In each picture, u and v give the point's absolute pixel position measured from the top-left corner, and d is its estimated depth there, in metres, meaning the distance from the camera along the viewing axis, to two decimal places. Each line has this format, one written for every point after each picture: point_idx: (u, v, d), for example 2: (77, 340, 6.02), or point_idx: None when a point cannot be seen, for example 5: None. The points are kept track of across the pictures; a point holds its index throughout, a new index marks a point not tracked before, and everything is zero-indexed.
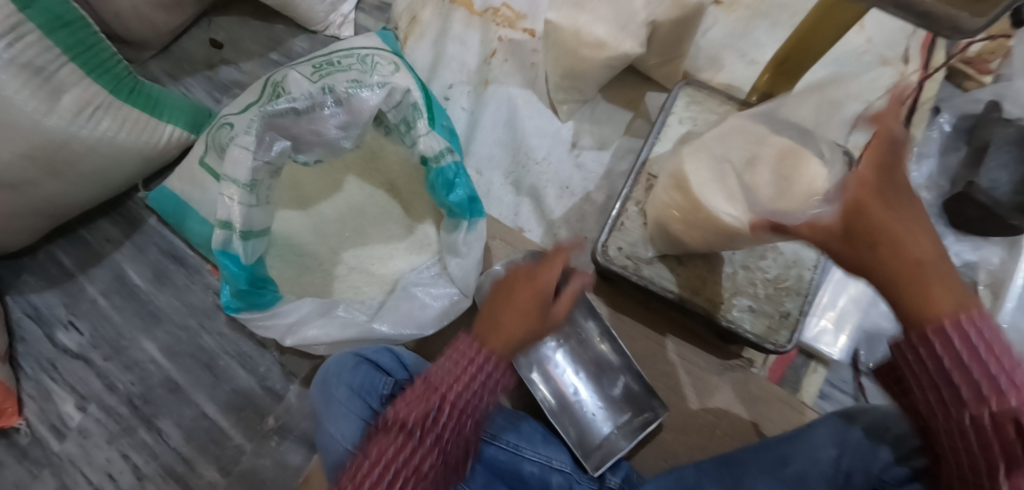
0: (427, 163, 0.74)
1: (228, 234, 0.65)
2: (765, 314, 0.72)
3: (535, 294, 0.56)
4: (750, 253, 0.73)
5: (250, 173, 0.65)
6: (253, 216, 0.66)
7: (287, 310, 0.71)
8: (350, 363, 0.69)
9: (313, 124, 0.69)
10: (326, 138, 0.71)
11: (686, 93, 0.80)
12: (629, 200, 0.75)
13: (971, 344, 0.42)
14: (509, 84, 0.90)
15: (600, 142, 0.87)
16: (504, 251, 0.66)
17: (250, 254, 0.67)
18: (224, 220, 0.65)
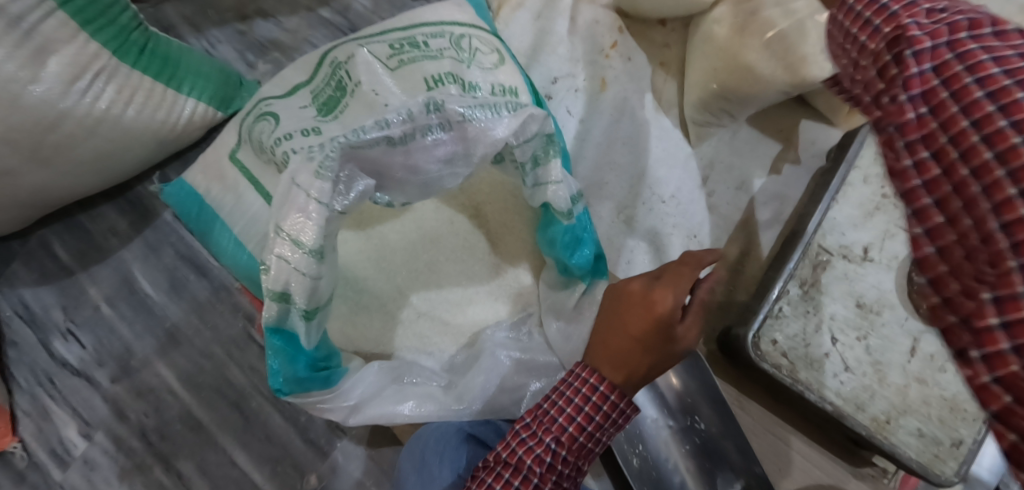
0: (549, 211, 0.57)
1: (286, 308, 0.48)
2: (934, 440, 0.59)
3: (646, 316, 0.51)
4: (928, 363, 0.59)
5: (321, 232, 0.47)
6: (321, 286, 0.49)
7: (356, 383, 0.56)
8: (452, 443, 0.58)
9: (408, 159, 0.51)
10: (420, 176, 0.52)
11: (873, 140, 0.62)
12: (793, 278, 0.59)
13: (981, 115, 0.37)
14: (630, 88, 0.72)
15: (740, 180, 0.70)
16: (623, 315, 0.52)
17: (312, 332, 0.50)
18: (280, 292, 0.47)
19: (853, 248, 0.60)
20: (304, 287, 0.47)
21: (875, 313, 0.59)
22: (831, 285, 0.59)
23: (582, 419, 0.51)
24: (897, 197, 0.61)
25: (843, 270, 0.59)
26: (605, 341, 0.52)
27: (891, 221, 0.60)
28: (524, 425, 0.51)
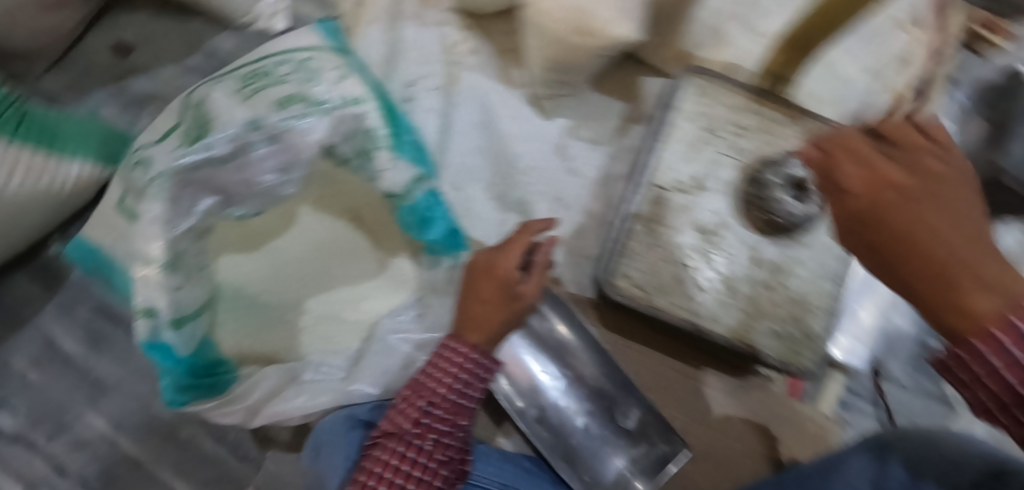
0: (393, 199, 0.63)
1: (154, 324, 0.54)
2: (790, 337, 0.65)
3: (494, 284, 0.57)
4: (772, 270, 0.65)
5: (167, 248, 0.54)
6: (183, 298, 0.56)
7: (249, 387, 0.61)
8: (343, 432, 0.60)
9: (245, 174, 0.58)
10: (259, 186, 0.60)
11: (693, 86, 0.68)
12: (632, 217, 0.65)
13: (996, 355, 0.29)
14: (481, 76, 0.78)
15: (593, 138, 0.76)
16: (476, 288, 0.58)
17: (186, 342, 0.57)
18: (146, 308, 0.53)
19: (686, 180, 0.66)
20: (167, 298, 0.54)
21: (715, 235, 0.65)
22: (673, 218, 0.65)
23: (455, 382, 0.56)
24: (720, 128, 0.67)
25: (681, 203, 0.66)
26: (460, 312, 0.58)
27: (717, 151, 0.67)
28: (403, 399, 0.56)
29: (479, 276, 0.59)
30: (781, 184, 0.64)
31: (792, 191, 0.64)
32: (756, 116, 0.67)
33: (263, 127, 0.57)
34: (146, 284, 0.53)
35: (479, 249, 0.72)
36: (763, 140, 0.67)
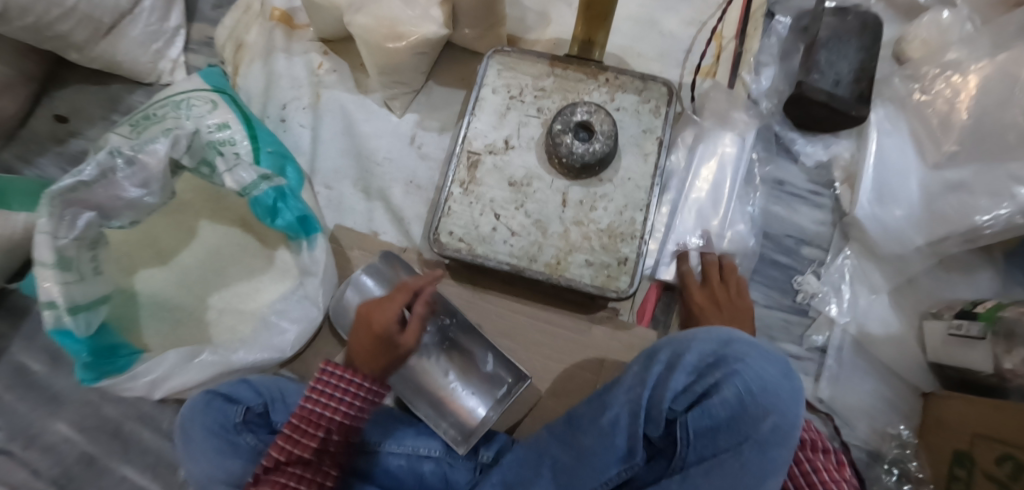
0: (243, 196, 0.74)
1: (56, 313, 0.66)
2: (604, 264, 0.72)
3: (375, 336, 0.67)
4: (581, 207, 0.73)
5: (55, 253, 0.65)
6: (77, 290, 0.67)
7: (145, 368, 0.72)
8: (201, 406, 0.68)
9: (111, 186, 0.68)
10: (128, 199, 0.70)
11: (497, 62, 0.80)
12: (453, 183, 0.75)
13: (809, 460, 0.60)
14: (339, 92, 0.91)
15: (440, 125, 0.88)
16: (358, 335, 0.69)
17: (84, 327, 0.68)
18: (48, 300, 0.65)
19: (497, 143, 0.76)
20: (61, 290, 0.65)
21: (526, 185, 0.75)
22: (486, 178, 0.75)
23: (344, 405, 0.64)
24: (523, 94, 0.78)
25: (493, 162, 0.76)
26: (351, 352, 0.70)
27: (520, 114, 0.77)
28: (294, 428, 0.62)
29: (363, 327, 0.69)
30: (565, 130, 0.72)
31: (576, 135, 0.72)
32: (552, 77, 0.78)
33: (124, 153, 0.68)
34: (42, 285, 0.65)
35: (346, 232, 0.84)
36: (561, 96, 0.77)
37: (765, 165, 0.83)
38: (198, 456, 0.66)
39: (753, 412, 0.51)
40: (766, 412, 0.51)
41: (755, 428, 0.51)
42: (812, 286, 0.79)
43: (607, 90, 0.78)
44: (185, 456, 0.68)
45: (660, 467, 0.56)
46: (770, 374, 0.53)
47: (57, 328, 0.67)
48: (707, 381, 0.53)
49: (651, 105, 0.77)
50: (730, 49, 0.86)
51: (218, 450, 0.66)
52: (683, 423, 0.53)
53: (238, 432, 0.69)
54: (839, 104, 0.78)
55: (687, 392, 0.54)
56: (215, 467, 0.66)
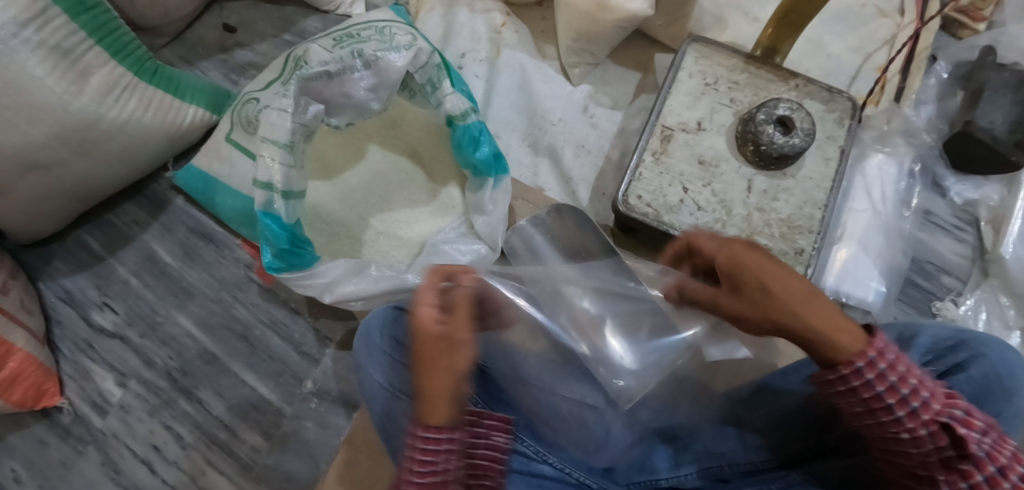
0: (452, 122, 0.77)
1: (269, 194, 0.70)
2: (782, 253, 0.75)
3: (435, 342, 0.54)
4: (764, 196, 0.77)
5: (289, 134, 0.70)
6: (293, 177, 0.71)
7: (322, 270, 0.73)
8: (389, 315, 0.71)
9: (344, 86, 0.73)
10: (355, 101, 0.75)
11: (694, 49, 0.83)
12: (645, 150, 0.78)
13: (913, 406, 0.46)
14: (520, 51, 0.93)
15: (613, 102, 0.90)
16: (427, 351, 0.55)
17: (290, 213, 0.71)
18: (264, 181, 0.69)
19: (689, 122, 0.79)
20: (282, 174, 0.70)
21: (714, 166, 0.78)
22: (677, 151, 0.78)
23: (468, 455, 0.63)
24: (717, 83, 0.81)
25: (684, 139, 0.79)
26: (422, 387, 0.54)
27: (714, 101, 0.80)
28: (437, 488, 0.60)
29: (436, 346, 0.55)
30: (769, 120, 0.74)
31: (776, 126, 0.74)
32: (746, 74, 0.81)
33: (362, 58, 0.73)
34: (266, 165, 0.69)
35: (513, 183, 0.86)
36: (753, 92, 0.80)
37: (918, 195, 0.89)
38: (385, 373, 0.67)
39: (998, 391, 0.51)
40: (1011, 392, 0.51)
41: (1001, 406, 0.51)
42: (950, 312, 0.85)
43: (795, 95, 0.80)
44: (366, 362, 0.68)
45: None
46: (1013, 360, 0.53)
47: (267, 210, 0.70)
48: (947, 360, 0.55)
49: (835, 115, 0.80)
50: (893, 83, 0.91)
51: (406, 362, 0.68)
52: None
53: None
54: (999, 146, 0.82)
55: (924, 369, 0.56)
56: (402, 380, 0.67)
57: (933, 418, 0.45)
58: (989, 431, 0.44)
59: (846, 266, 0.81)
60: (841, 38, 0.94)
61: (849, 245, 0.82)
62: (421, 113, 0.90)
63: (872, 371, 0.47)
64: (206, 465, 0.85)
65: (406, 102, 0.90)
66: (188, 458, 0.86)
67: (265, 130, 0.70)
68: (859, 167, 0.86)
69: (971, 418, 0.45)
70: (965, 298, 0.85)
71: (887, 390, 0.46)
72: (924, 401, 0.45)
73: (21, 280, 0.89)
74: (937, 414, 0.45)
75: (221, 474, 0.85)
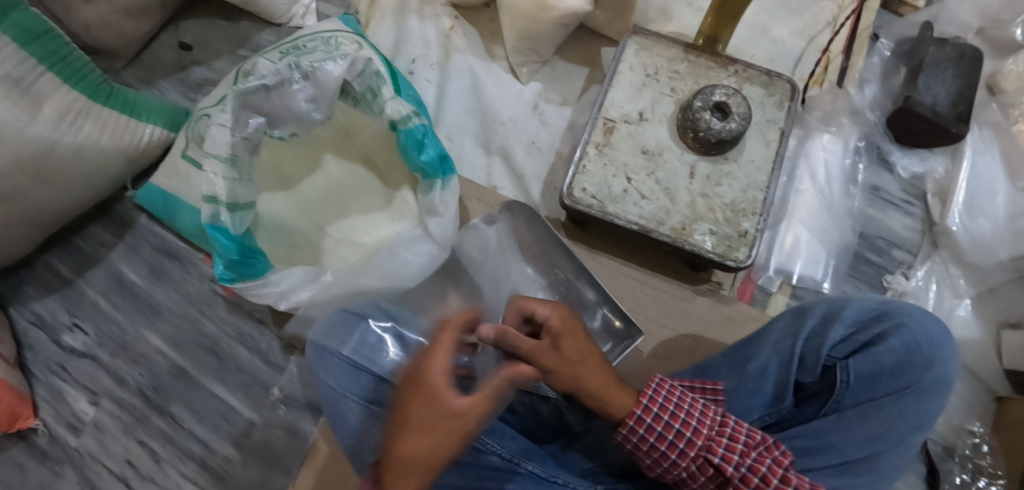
0: (395, 127, 0.78)
1: (215, 208, 0.72)
2: (726, 235, 0.76)
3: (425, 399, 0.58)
4: (707, 182, 0.78)
5: (229, 148, 0.72)
6: (237, 189, 0.73)
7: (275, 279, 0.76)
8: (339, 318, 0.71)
9: (284, 99, 0.75)
10: (297, 112, 0.76)
11: (634, 42, 0.84)
12: (588, 143, 0.79)
13: (675, 440, 0.56)
14: (468, 54, 0.94)
15: (562, 99, 0.92)
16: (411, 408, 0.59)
17: (237, 225, 0.73)
18: (209, 195, 0.71)
19: (631, 113, 0.80)
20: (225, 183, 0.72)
21: (658, 155, 0.79)
22: (620, 143, 0.79)
23: None
24: (658, 74, 0.82)
25: (628, 130, 0.80)
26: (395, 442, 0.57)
27: (656, 91, 0.81)
28: None
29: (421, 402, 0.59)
30: (705, 107, 0.75)
31: (713, 112, 0.75)
32: (687, 62, 0.82)
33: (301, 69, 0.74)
34: (209, 177, 0.71)
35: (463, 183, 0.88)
36: (694, 81, 0.81)
37: (865, 171, 0.90)
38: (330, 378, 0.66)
39: (920, 360, 0.56)
40: (931, 362, 0.56)
41: (920, 375, 0.55)
42: (901, 284, 0.85)
43: (736, 80, 0.82)
44: (317, 366, 0.67)
45: (814, 409, 0.59)
46: (936, 331, 0.58)
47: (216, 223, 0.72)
48: (871, 331, 0.58)
49: (776, 98, 0.81)
50: (836, 63, 0.92)
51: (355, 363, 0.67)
52: (845, 367, 0.57)
53: (375, 349, 0.70)
54: (938, 121, 0.84)
55: (848, 341, 0.58)
56: (351, 381, 0.66)
57: (698, 454, 0.55)
58: (762, 445, 0.55)
59: (792, 247, 0.83)
60: (786, 22, 0.95)
61: (796, 226, 0.84)
62: (370, 122, 0.90)
63: (659, 418, 0.57)
64: (181, 477, 0.87)
65: (355, 111, 0.91)
66: (163, 472, 0.87)
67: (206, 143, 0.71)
68: (804, 148, 0.88)
69: (704, 440, 0.55)
70: (917, 269, 0.86)
71: (674, 434, 0.56)
72: (687, 441, 0.56)
73: None
74: (692, 442, 0.55)
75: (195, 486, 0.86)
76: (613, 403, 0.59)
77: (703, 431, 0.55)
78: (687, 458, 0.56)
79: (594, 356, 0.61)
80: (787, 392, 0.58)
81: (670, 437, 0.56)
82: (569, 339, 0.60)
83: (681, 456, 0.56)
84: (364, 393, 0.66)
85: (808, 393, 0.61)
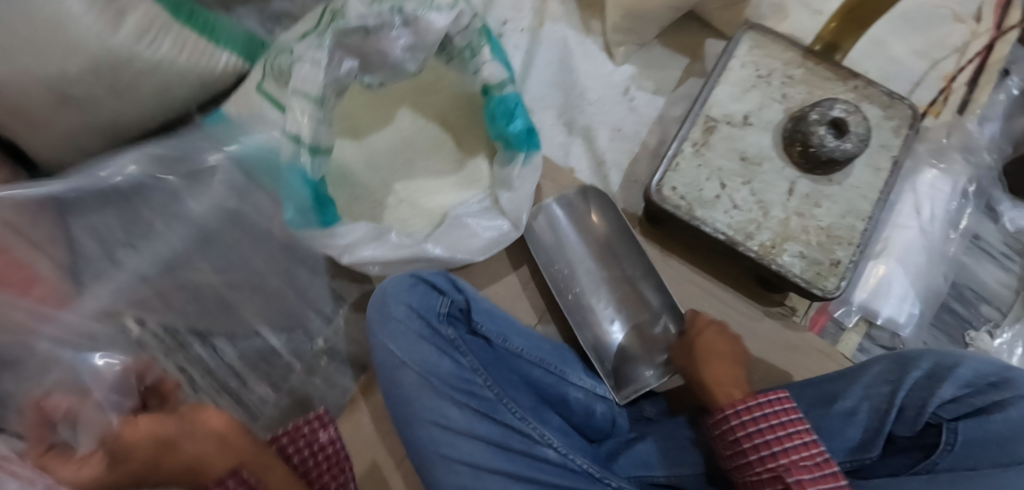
0: (487, 91, 0.76)
1: (296, 149, 0.69)
2: (817, 261, 0.72)
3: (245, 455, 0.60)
4: (806, 200, 0.73)
5: (321, 88, 0.68)
6: (321, 132, 0.70)
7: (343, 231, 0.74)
8: (408, 283, 0.71)
9: (381, 43, 0.71)
10: (392, 60, 0.73)
11: (749, 38, 0.78)
12: (685, 140, 0.75)
13: (760, 449, 0.56)
14: (564, 24, 0.89)
15: (656, 87, 0.86)
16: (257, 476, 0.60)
17: (316, 169, 0.70)
18: (293, 133, 0.69)
19: (736, 115, 0.75)
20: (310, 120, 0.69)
21: (756, 164, 0.74)
22: (718, 144, 0.74)
23: None
24: (771, 76, 0.76)
25: (728, 133, 0.75)
26: None
27: (765, 95, 0.76)
28: None
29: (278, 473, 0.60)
30: (821, 121, 0.70)
31: (829, 128, 0.70)
32: (803, 69, 0.77)
33: (405, 14, 0.70)
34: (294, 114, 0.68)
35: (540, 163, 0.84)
36: (807, 89, 0.76)
37: (970, 217, 0.84)
38: (394, 341, 0.70)
39: None
40: None
41: None
42: (984, 343, 0.79)
43: (853, 96, 0.75)
44: (378, 328, 0.71)
45: (901, 464, 0.57)
46: None
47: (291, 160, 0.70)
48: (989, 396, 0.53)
49: (893, 123, 0.75)
50: (959, 94, 0.86)
51: (419, 332, 0.70)
52: (952, 429, 0.53)
53: (441, 321, 0.71)
54: None
55: (960, 403, 0.54)
56: (413, 349, 0.69)
57: (773, 470, 0.55)
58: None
59: (881, 285, 0.78)
60: (907, 40, 0.88)
61: (888, 263, 0.79)
62: (453, 81, 0.86)
63: (763, 419, 0.57)
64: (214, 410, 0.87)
65: (443, 67, 0.86)
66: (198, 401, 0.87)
67: (294, 77, 0.68)
68: (909, 181, 0.82)
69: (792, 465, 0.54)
70: (1004, 332, 0.80)
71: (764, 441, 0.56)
72: (773, 454, 0.55)
73: None
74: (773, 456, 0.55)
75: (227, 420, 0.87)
76: (718, 397, 0.63)
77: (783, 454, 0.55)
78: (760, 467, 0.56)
79: (731, 362, 0.67)
80: (876, 442, 0.57)
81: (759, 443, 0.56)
82: (717, 335, 0.70)
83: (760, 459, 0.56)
84: (422, 363, 0.68)
85: (897, 447, 0.58)
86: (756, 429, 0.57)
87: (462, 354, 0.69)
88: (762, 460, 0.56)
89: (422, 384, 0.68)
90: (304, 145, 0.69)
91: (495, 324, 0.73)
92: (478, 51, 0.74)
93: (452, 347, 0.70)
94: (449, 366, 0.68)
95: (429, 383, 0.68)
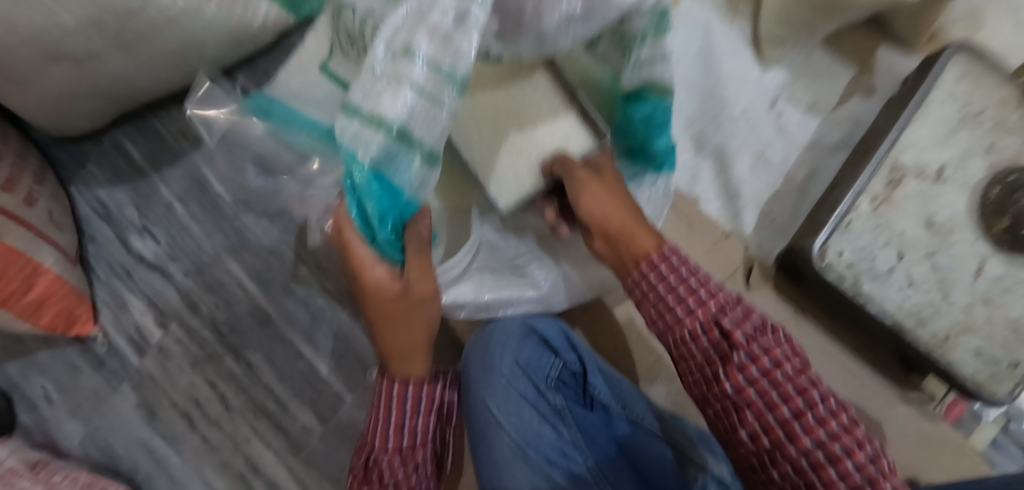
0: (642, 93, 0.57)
1: (399, 149, 0.47)
2: (993, 361, 0.59)
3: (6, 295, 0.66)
4: (995, 285, 0.59)
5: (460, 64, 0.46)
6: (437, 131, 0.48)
7: (444, 268, 0.64)
8: (518, 335, 0.63)
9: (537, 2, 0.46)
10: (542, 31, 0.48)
11: (959, 60, 0.61)
12: (863, 193, 0.61)
13: (665, 271, 0.44)
14: (706, 4, 0.70)
15: (812, 103, 0.69)
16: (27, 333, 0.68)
17: (414, 185, 0.49)
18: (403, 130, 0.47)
19: (929, 167, 0.61)
20: (434, 136, 0.48)
21: (945, 233, 0.60)
22: (903, 203, 0.61)
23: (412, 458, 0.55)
24: (979, 119, 0.60)
25: (917, 189, 0.61)
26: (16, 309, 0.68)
27: (968, 143, 0.60)
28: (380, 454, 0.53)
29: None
30: None
31: None
32: (1019, 113, 0.60)
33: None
34: (360, 135, 0.47)
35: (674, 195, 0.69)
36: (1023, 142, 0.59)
37: None
38: (489, 400, 0.62)
39: None
40: None
41: None
42: None
43: None
44: (479, 382, 0.62)
45: None
46: None
47: (380, 162, 0.47)
48: None
49: None
50: None
51: (522, 394, 0.61)
52: None
53: (548, 387, 0.63)
54: None
55: None
56: (513, 413, 0.61)
57: (709, 319, 0.41)
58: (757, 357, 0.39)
59: None
60: None
61: None
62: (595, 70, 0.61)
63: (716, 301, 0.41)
64: (251, 433, 0.76)
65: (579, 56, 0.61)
66: (231, 422, 0.77)
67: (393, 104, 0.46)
68: None
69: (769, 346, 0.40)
70: None
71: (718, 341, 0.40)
72: (702, 299, 0.41)
73: (50, 184, 0.76)
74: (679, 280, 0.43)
75: (267, 447, 0.76)
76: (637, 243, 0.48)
77: (678, 273, 0.43)
78: (717, 339, 0.41)
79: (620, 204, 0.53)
80: None
81: (698, 307, 0.42)
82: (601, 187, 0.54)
83: (723, 338, 0.40)
84: (522, 430, 0.61)
85: None
86: (675, 279, 0.43)
87: (565, 426, 0.61)
88: (699, 321, 0.41)
89: (516, 452, 0.60)
90: (415, 148, 0.48)
91: (611, 389, 0.63)
92: (655, 42, 0.52)
93: (557, 416, 0.62)
94: (548, 437, 0.61)
95: (525, 454, 0.60)
